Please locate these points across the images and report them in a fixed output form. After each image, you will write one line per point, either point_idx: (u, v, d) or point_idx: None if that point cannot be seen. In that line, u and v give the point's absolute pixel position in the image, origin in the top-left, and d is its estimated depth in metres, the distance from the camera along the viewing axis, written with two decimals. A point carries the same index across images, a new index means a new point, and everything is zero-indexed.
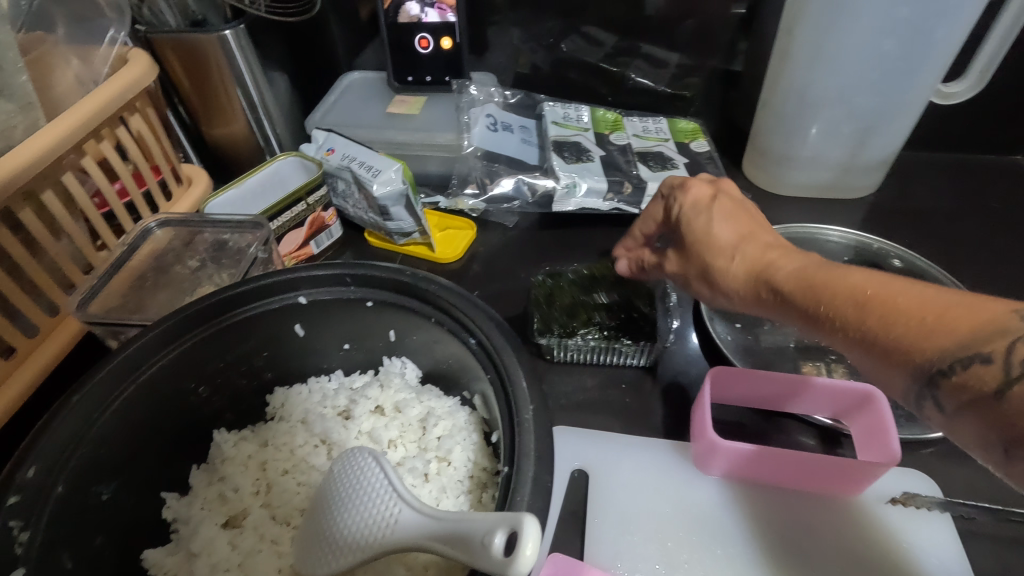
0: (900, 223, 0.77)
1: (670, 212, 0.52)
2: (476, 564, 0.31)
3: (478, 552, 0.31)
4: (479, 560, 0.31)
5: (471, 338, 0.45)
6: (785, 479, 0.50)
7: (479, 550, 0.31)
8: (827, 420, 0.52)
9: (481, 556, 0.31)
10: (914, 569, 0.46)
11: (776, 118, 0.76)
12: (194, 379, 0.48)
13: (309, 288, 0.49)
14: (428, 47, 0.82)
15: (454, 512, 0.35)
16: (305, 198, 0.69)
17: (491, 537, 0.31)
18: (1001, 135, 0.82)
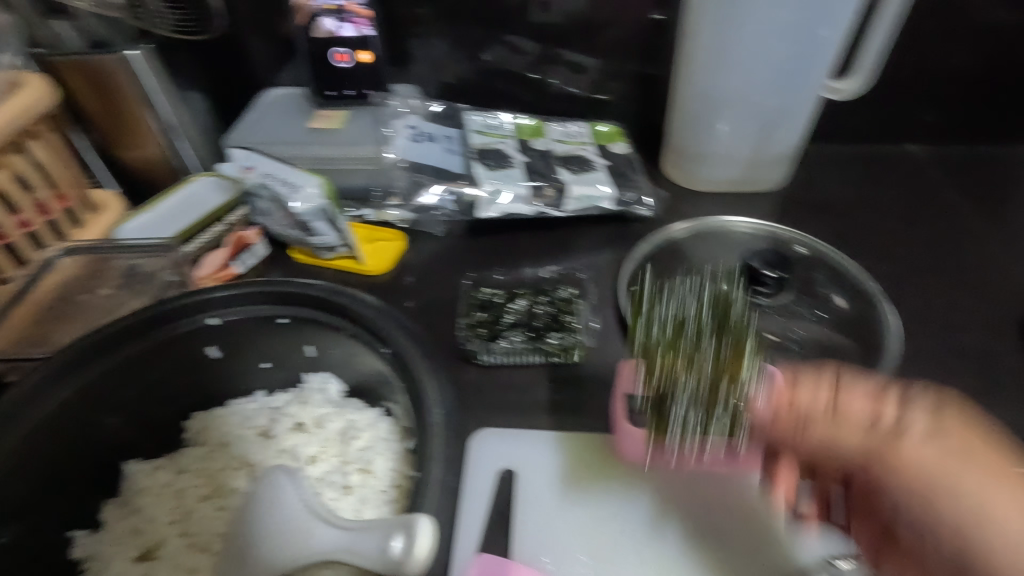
0: (807, 212, 0.82)
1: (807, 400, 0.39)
2: (377, 569, 0.33)
3: (379, 559, 0.33)
4: (381, 564, 0.33)
5: (384, 348, 0.45)
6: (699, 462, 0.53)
7: (380, 555, 0.33)
8: None
9: (381, 559, 0.33)
10: (815, 535, 0.50)
11: (686, 120, 0.80)
12: (102, 410, 0.47)
13: (220, 309, 0.49)
14: (347, 61, 0.81)
15: (360, 522, 0.36)
16: (225, 216, 0.70)
17: (391, 541, 0.33)
18: (893, 127, 0.88)
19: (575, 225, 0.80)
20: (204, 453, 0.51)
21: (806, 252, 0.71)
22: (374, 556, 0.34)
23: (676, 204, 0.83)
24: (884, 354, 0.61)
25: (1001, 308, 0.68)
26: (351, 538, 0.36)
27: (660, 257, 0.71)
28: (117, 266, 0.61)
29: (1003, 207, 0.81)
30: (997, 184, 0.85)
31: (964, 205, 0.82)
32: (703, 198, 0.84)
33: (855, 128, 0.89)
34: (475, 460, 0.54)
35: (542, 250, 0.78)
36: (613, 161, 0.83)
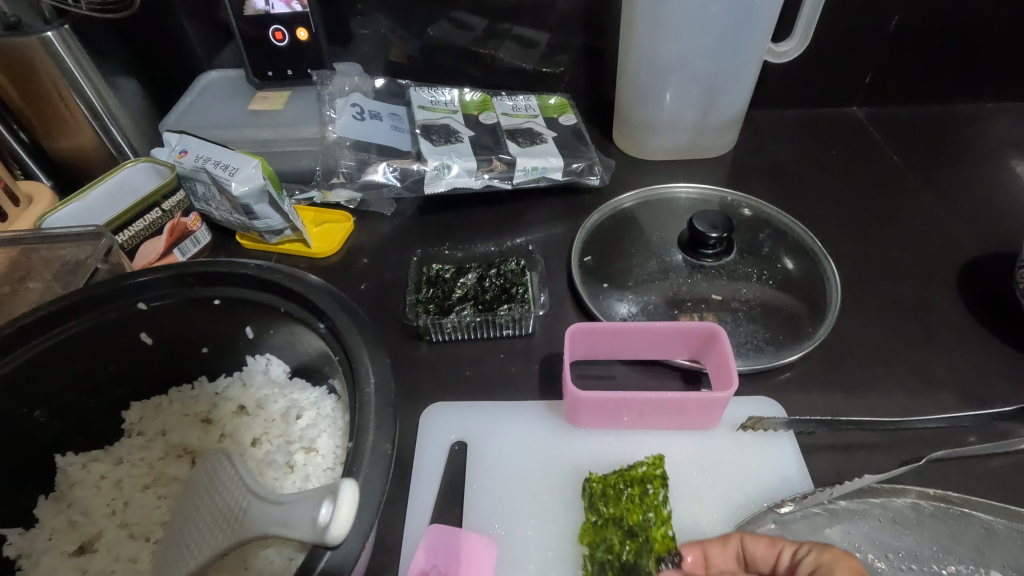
0: (754, 177, 0.83)
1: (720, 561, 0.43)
2: (306, 540, 0.33)
3: (308, 529, 0.33)
4: (309, 535, 0.33)
5: (321, 323, 0.44)
6: (648, 421, 0.54)
7: (308, 526, 0.33)
8: (685, 361, 0.57)
9: (309, 529, 0.33)
10: (762, 483, 0.51)
11: (631, 89, 0.80)
12: (26, 404, 0.45)
13: (147, 294, 0.47)
14: (284, 40, 0.79)
15: (292, 495, 0.36)
16: (161, 202, 0.65)
17: (319, 510, 0.33)
18: (835, 89, 0.90)
19: (525, 199, 0.80)
20: (143, 442, 0.50)
21: (751, 214, 0.72)
22: (302, 526, 0.33)
23: (626, 173, 0.84)
24: (826, 308, 0.62)
25: (939, 260, 0.71)
26: (279, 512, 0.35)
27: (609, 226, 0.71)
28: (44, 258, 0.58)
29: (940, 163, 0.84)
30: (935, 142, 0.87)
31: (904, 163, 0.84)
32: (652, 167, 0.85)
33: (799, 92, 0.90)
34: (423, 434, 0.54)
35: (494, 225, 0.77)
36: (562, 133, 0.82)
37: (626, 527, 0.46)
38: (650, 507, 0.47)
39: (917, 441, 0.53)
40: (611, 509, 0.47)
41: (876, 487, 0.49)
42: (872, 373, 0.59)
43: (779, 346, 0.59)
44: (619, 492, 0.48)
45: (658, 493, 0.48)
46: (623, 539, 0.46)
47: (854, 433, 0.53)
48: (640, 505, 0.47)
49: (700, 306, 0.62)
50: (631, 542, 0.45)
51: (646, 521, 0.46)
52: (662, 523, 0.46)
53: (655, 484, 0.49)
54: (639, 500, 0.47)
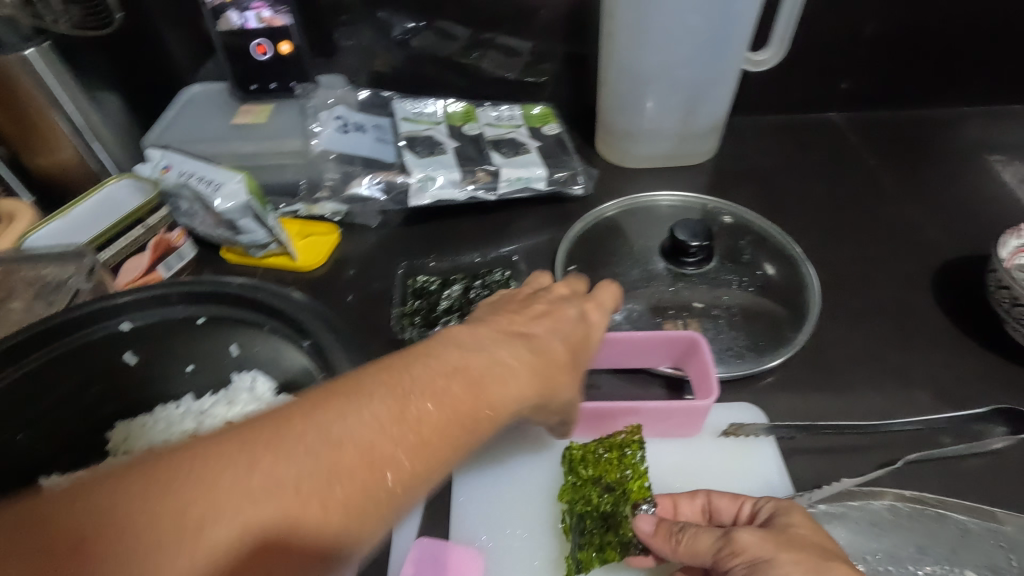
0: (736, 183, 0.84)
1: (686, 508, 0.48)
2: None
3: None
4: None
5: (305, 341, 0.44)
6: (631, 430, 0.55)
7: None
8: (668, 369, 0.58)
9: None
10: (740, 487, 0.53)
11: (612, 98, 0.81)
12: (9, 425, 0.45)
13: (131, 313, 0.47)
14: (267, 53, 0.79)
15: None
16: (144, 219, 0.65)
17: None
18: (812, 94, 0.92)
19: (509, 208, 0.81)
20: None
21: (732, 221, 0.73)
22: None
23: (609, 181, 0.85)
24: (805, 313, 0.63)
25: (914, 262, 0.72)
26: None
27: (592, 235, 0.72)
28: (27, 278, 0.58)
29: (915, 167, 0.86)
30: (909, 146, 0.89)
31: (880, 167, 0.86)
32: (636, 175, 0.86)
33: (778, 98, 0.92)
34: None
35: (479, 235, 0.78)
36: (545, 142, 0.83)
37: (602, 484, 0.49)
38: (627, 466, 0.49)
39: (895, 444, 0.54)
40: (591, 467, 0.50)
41: (854, 491, 0.50)
42: (851, 377, 0.60)
43: (760, 352, 0.60)
44: (601, 450, 0.50)
45: (637, 456, 0.50)
46: (601, 492, 0.48)
47: (834, 437, 0.54)
48: (617, 465, 0.49)
49: (682, 314, 0.63)
50: (608, 497, 0.48)
51: (620, 483, 0.49)
52: (638, 483, 0.48)
53: (634, 447, 0.50)
54: (616, 462, 0.49)
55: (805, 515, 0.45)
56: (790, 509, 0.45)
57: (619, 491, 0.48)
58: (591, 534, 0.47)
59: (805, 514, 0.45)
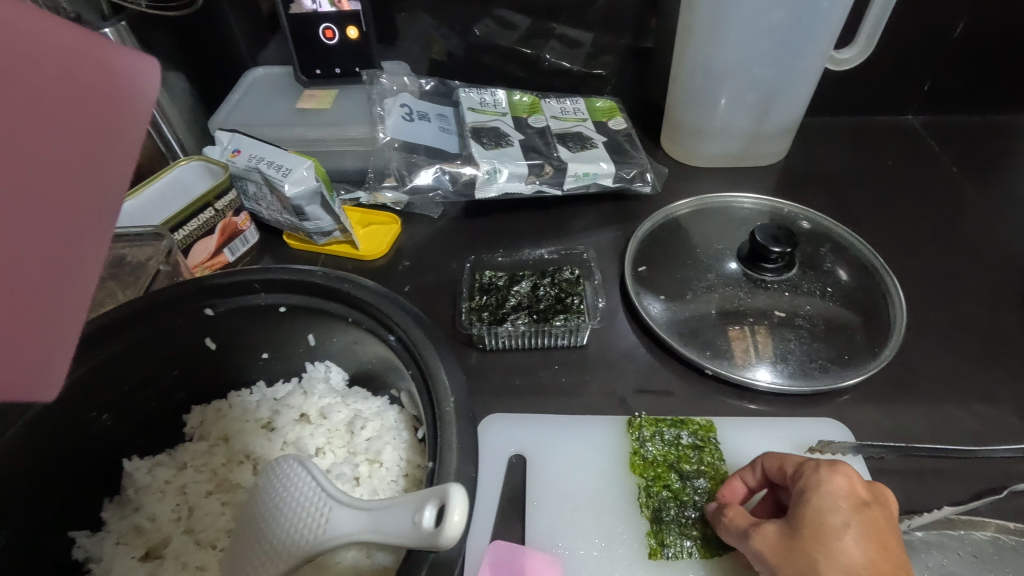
0: (808, 186, 0.81)
1: (750, 483, 0.47)
2: (410, 545, 0.30)
3: (411, 533, 0.31)
4: (413, 539, 0.30)
5: (390, 336, 0.44)
6: None
7: (412, 530, 0.30)
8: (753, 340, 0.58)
9: (412, 533, 0.30)
10: None
11: (683, 93, 0.78)
12: (95, 407, 0.45)
13: (214, 299, 0.46)
14: (333, 38, 0.78)
15: (382, 501, 0.34)
16: (213, 203, 0.64)
17: (422, 513, 0.31)
18: (889, 96, 0.87)
19: (572, 204, 0.79)
20: (205, 447, 0.50)
21: (809, 227, 0.70)
22: (405, 530, 0.31)
23: (675, 179, 0.82)
24: (889, 327, 0.60)
25: (1002, 277, 0.68)
26: (372, 520, 0.34)
27: (662, 234, 0.70)
28: None
29: (998, 175, 0.81)
30: (992, 153, 0.85)
31: (963, 175, 0.82)
32: (702, 174, 0.83)
33: (853, 98, 0.88)
34: (483, 447, 0.53)
35: (542, 230, 0.76)
36: (611, 138, 0.81)
37: (681, 476, 0.51)
38: (703, 458, 0.52)
39: (990, 471, 0.51)
40: (665, 457, 0.52)
41: (954, 519, 0.49)
42: (938, 394, 0.57)
43: (844, 366, 0.57)
44: (674, 441, 0.53)
45: (712, 454, 0.52)
46: (681, 483, 0.50)
47: (925, 460, 0.52)
48: (690, 456, 0.52)
49: (762, 322, 0.60)
50: (689, 489, 0.50)
51: (700, 476, 0.50)
52: (716, 480, 0.50)
53: (706, 441, 0.53)
54: (691, 453, 0.52)
55: (845, 505, 0.40)
56: (824, 503, 0.40)
57: (701, 484, 0.50)
58: (675, 522, 0.48)
59: (850, 501, 0.40)
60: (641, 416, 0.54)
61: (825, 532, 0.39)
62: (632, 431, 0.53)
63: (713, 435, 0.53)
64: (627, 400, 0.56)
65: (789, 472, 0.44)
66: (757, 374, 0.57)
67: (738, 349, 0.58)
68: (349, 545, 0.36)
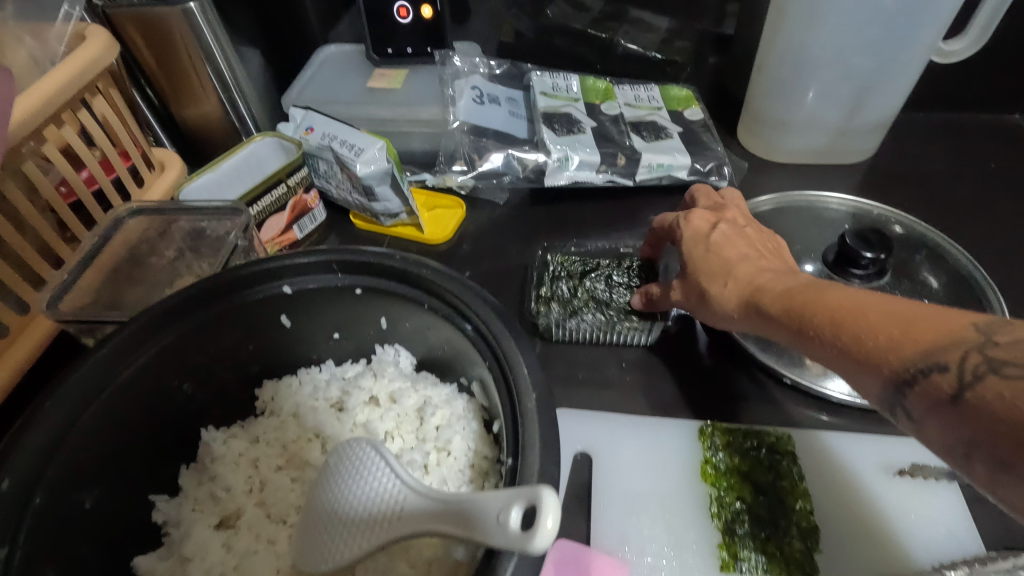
0: (899, 187, 0.75)
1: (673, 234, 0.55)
2: (494, 545, 0.29)
3: (495, 534, 0.30)
4: (498, 540, 0.29)
5: (467, 324, 0.43)
6: None
7: (497, 531, 0.29)
8: None
9: (497, 533, 0.30)
10: (915, 550, 0.46)
11: (769, 83, 0.74)
12: (177, 376, 0.46)
13: (292, 277, 0.46)
14: (407, 17, 0.77)
15: (462, 494, 0.33)
16: (285, 180, 0.65)
17: (509, 513, 0.30)
18: (993, 92, 0.80)
19: (641, 195, 0.76)
20: (277, 422, 0.51)
21: (902, 232, 0.65)
22: (489, 529, 0.30)
23: (752, 174, 0.78)
24: None
25: None
26: (451, 513, 0.33)
27: None
28: (182, 228, 0.59)
29: None
30: None
31: None
32: (782, 169, 0.78)
33: (951, 94, 0.81)
34: None
35: (609, 221, 0.73)
36: (686, 128, 0.77)
37: (755, 489, 0.48)
38: (778, 470, 0.49)
39: None
40: (738, 468, 0.49)
41: None
42: None
43: None
44: (748, 450, 0.50)
45: (790, 468, 0.49)
46: (755, 495, 0.48)
47: None
48: (765, 467, 0.49)
49: None
50: (762, 504, 0.47)
51: (776, 489, 0.48)
52: (793, 496, 0.48)
53: (783, 452, 0.50)
54: (769, 466, 0.49)
55: (692, 234, 0.52)
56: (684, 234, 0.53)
57: (777, 498, 0.47)
58: (750, 537, 0.46)
59: (697, 230, 0.52)
60: (714, 424, 0.52)
61: (713, 250, 0.50)
62: (703, 438, 0.51)
63: (792, 448, 0.50)
64: (699, 405, 0.54)
65: (723, 200, 0.58)
66: (829, 384, 0.53)
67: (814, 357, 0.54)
68: (424, 536, 0.35)
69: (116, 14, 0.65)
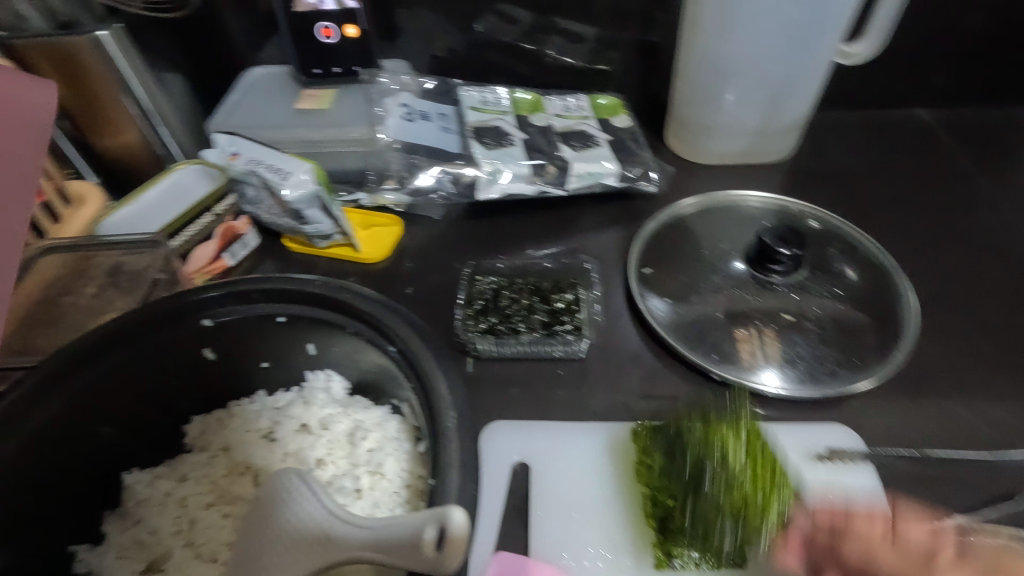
0: (817, 183, 0.79)
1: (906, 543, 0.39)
2: (415, 570, 0.30)
3: (413, 557, 0.30)
4: (418, 564, 0.30)
5: (390, 346, 0.43)
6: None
7: (416, 555, 0.30)
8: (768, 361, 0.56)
9: (414, 556, 0.30)
10: None
11: (690, 90, 0.77)
12: (94, 420, 0.44)
13: (213, 309, 0.46)
14: (332, 37, 0.77)
15: (383, 519, 0.34)
16: (214, 205, 0.65)
17: (426, 537, 0.30)
18: (899, 90, 0.86)
19: (575, 204, 0.77)
20: (206, 458, 0.50)
21: (818, 226, 0.69)
22: (407, 552, 0.31)
23: (680, 177, 0.81)
24: (898, 332, 0.59)
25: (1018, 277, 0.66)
26: (373, 539, 0.33)
27: (666, 235, 0.68)
28: (99, 264, 0.57)
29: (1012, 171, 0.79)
30: (1007, 149, 0.82)
31: (975, 171, 0.80)
32: (709, 170, 0.81)
33: (861, 94, 0.86)
34: (487, 454, 0.52)
35: (544, 231, 0.75)
36: (615, 136, 0.80)
37: (721, 481, 0.46)
38: (746, 463, 0.47)
39: (1005, 478, 0.50)
40: (707, 460, 0.47)
41: (969, 527, 0.46)
42: (955, 399, 0.55)
43: (853, 370, 0.56)
44: (716, 443, 0.48)
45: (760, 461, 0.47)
46: (720, 486, 0.46)
47: (937, 468, 0.51)
48: (733, 461, 0.47)
49: (769, 323, 0.59)
50: (725, 495, 0.45)
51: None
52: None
53: (753, 448, 0.47)
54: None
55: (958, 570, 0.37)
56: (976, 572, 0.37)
57: None
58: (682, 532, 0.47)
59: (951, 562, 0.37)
60: (645, 423, 0.53)
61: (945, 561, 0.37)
62: (637, 440, 0.52)
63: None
64: (633, 407, 0.56)
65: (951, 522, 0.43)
66: (762, 378, 0.55)
67: (744, 351, 0.57)
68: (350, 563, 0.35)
69: (21, 46, 0.63)
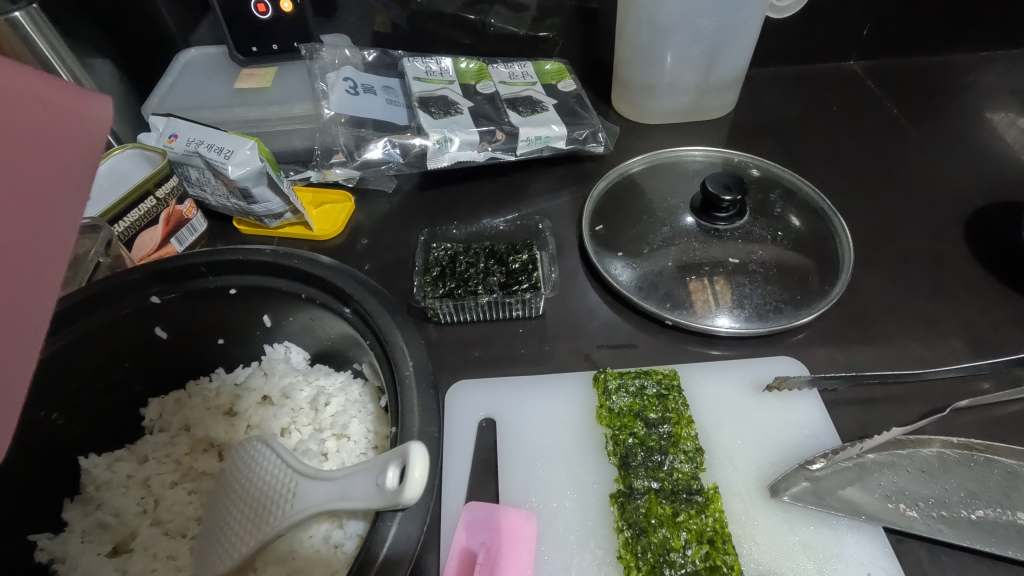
0: (757, 136, 0.82)
1: None
2: (374, 506, 0.31)
3: (376, 496, 0.31)
4: (378, 501, 0.31)
5: (346, 308, 0.44)
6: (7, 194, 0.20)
7: (376, 492, 0.31)
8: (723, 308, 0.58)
9: (377, 494, 0.31)
10: (784, 454, 0.51)
11: (632, 51, 0.78)
12: (41, 406, 0.43)
13: (161, 286, 0.45)
14: (267, 12, 0.75)
15: (347, 467, 0.35)
16: (154, 191, 0.61)
17: (385, 474, 0.31)
18: (830, 44, 0.89)
19: (526, 170, 0.79)
20: (166, 439, 0.50)
21: (759, 174, 0.71)
22: (371, 493, 0.32)
23: (626, 138, 0.83)
24: (838, 267, 0.61)
25: (946, 210, 0.70)
26: (337, 487, 0.34)
27: (618, 192, 0.69)
28: None
29: (937, 113, 0.84)
30: (932, 94, 0.87)
31: (904, 116, 0.84)
32: (653, 131, 0.84)
33: (794, 49, 0.89)
34: (453, 410, 0.54)
35: (497, 197, 0.75)
36: (561, 100, 0.80)
37: (676, 543, 0.45)
38: (705, 515, 0.46)
39: (936, 392, 0.54)
40: (671, 515, 0.46)
41: (902, 439, 0.50)
42: (889, 326, 0.59)
43: (797, 307, 0.58)
44: (674, 492, 0.48)
45: (714, 516, 0.46)
46: (676, 556, 0.44)
47: (876, 389, 0.54)
48: (690, 511, 0.46)
49: (718, 270, 0.60)
50: (689, 555, 0.44)
51: (665, 422, 0.51)
52: (681, 425, 0.51)
53: (706, 502, 0.47)
54: (656, 402, 0.53)
55: None
56: None
57: (667, 430, 0.51)
58: (642, 466, 0.49)
59: None
60: (606, 370, 0.55)
61: None
62: (598, 385, 0.54)
63: (678, 382, 0.54)
64: (593, 356, 0.57)
65: None
66: (718, 321, 0.57)
67: (698, 300, 0.58)
68: (315, 515, 0.36)
69: None
